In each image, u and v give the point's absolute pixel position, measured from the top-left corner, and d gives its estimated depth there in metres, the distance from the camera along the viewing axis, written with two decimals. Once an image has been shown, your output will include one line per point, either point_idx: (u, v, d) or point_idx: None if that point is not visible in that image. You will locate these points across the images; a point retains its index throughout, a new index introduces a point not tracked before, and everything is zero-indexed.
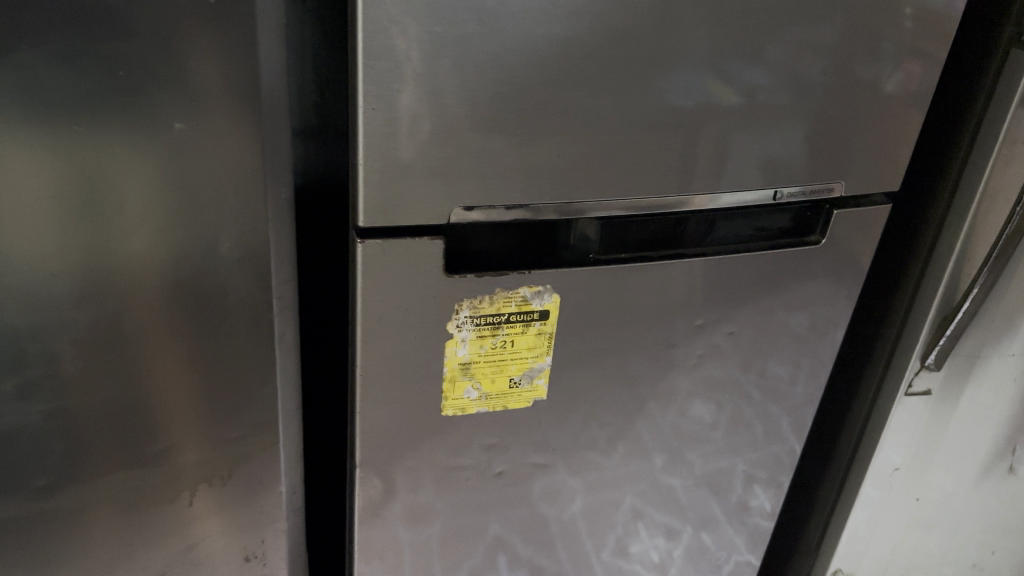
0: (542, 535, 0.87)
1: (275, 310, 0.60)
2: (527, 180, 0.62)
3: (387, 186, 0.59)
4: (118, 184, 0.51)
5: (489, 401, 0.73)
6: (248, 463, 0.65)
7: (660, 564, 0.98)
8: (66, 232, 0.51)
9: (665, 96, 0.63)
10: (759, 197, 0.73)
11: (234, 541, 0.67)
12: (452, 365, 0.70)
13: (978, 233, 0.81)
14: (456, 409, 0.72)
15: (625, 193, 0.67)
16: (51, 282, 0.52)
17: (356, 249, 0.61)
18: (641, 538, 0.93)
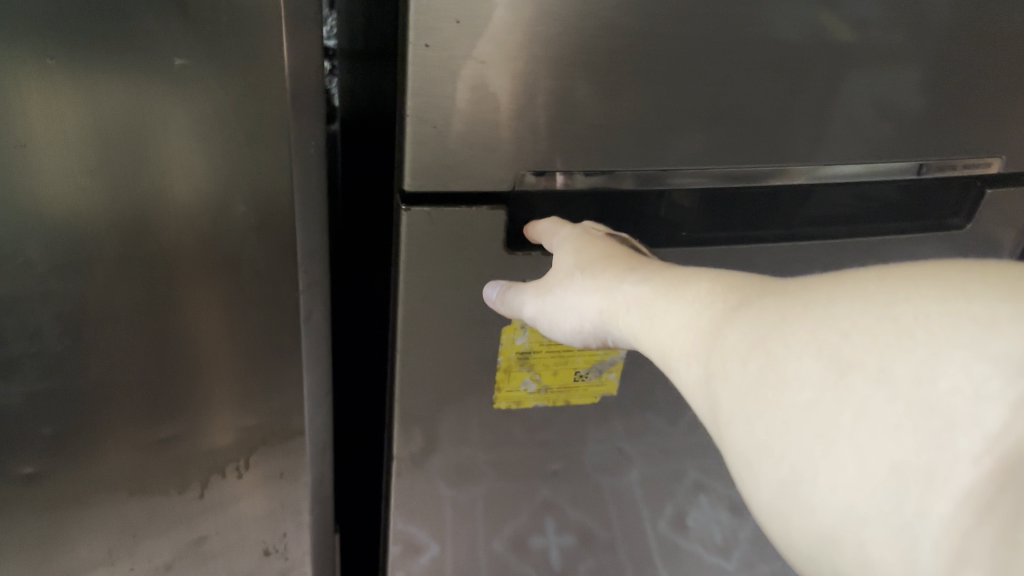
0: (594, 498, 0.74)
1: (301, 288, 0.50)
2: (611, 140, 0.51)
3: (439, 143, 0.48)
4: (151, 127, 0.42)
5: (550, 393, 0.65)
6: (269, 454, 0.57)
7: (722, 544, 0.82)
8: (97, 183, 0.42)
9: (767, 26, 0.49)
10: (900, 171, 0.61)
11: (253, 533, 0.60)
12: (508, 354, 0.60)
13: None
14: (510, 402, 0.64)
15: (727, 159, 0.55)
16: (80, 241, 0.44)
17: (401, 217, 0.51)
18: (703, 508, 0.78)
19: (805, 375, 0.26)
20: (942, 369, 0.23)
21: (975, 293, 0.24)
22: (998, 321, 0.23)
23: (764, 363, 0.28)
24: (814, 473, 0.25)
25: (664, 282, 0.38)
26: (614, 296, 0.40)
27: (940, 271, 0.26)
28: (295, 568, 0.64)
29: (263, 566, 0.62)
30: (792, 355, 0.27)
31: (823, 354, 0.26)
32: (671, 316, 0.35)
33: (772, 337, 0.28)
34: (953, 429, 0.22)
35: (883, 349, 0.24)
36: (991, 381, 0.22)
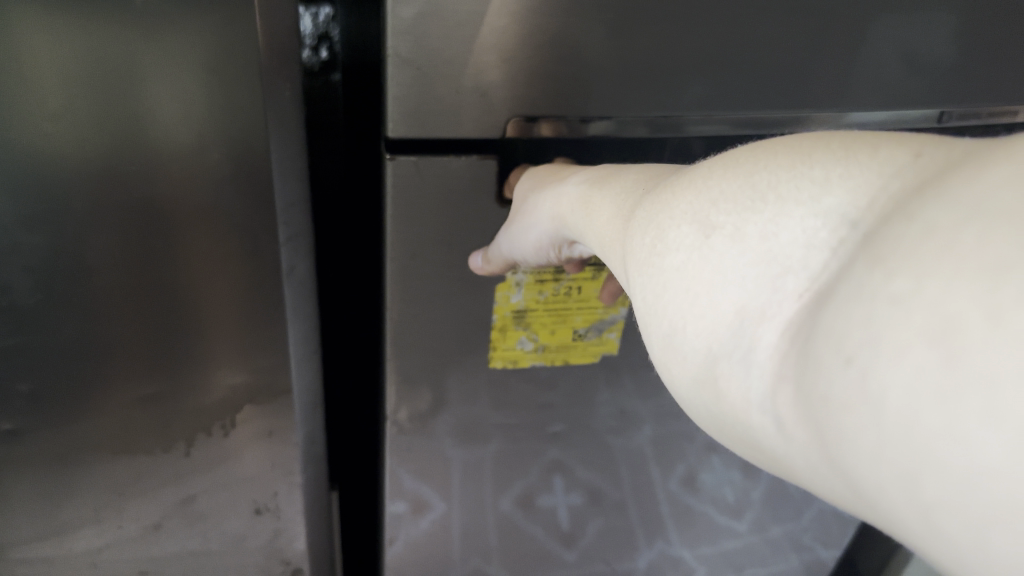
0: (604, 457, 0.72)
1: (282, 240, 0.48)
2: (612, 86, 0.48)
3: (424, 85, 0.45)
4: (110, 68, 0.39)
5: (547, 354, 0.63)
6: (255, 411, 0.55)
7: (735, 506, 0.80)
8: (54, 128, 0.40)
9: None
10: (918, 118, 0.57)
11: (243, 492, 0.59)
12: (503, 313, 0.58)
13: None
14: (505, 361, 0.62)
15: (736, 106, 0.51)
16: (39, 191, 0.41)
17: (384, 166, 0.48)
18: (716, 469, 0.76)
19: (675, 233, 0.23)
20: (783, 223, 0.19)
21: (819, 155, 0.20)
22: (841, 167, 0.19)
23: (652, 238, 0.24)
24: (681, 324, 0.22)
25: (602, 178, 0.35)
26: (563, 200, 0.38)
27: (809, 136, 0.21)
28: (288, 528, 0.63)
29: (255, 526, 0.61)
30: (671, 218, 0.23)
31: (696, 217, 0.22)
32: (602, 203, 0.32)
33: (665, 192, 0.25)
34: (783, 272, 0.19)
35: (741, 209, 0.21)
36: (821, 225, 0.18)
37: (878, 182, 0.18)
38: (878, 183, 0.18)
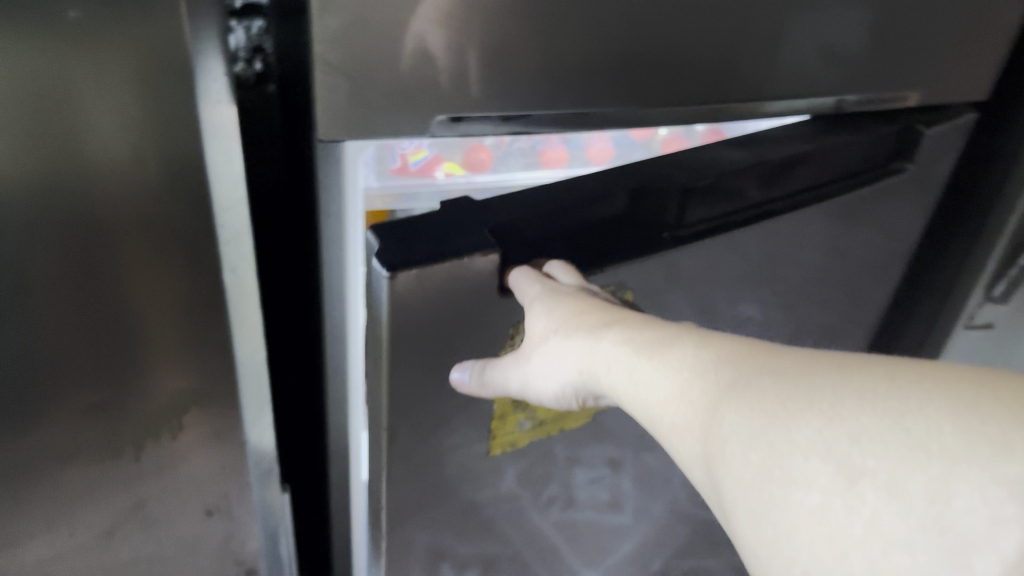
0: (479, 521, 0.67)
1: (220, 242, 0.50)
2: (534, 85, 0.50)
3: (351, 94, 0.46)
4: (48, 85, 0.40)
5: (542, 428, 0.62)
6: (201, 414, 0.56)
7: (612, 502, 0.73)
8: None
9: None
10: (818, 102, 0.61)
11: (194, 496, 0.60)
12: (500, 401, 0.58)
13: None
14: (506, 445, 0.61)
15: (651, 101, 0.55)
16: None
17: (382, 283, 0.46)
18: (583, 483, 0.69)
19: (790, 463, 0.34)
20: (954, 487, 0.31)
21: (968, 423, 0.32)
22: (951, 424, 0.32)
23: (773, 460, 0.35)
24: (805, 558, 0.33)
25: (645, 343, 0.45)
26: (595, 353, 0.47)
27: (946, 389, 0.34)
28: (240, 529, 0.64)
29: (208, 529, 0.62)
30: (790, 451, 0.35)
31: (831, 458, 0.33)
32: (664, 379, 0.42)
33: (774, 429, 0.36)
34: (970, 549, 0.29)
35: (897, 461, 0.32)
36: (994, 501, 0.30)
37: (990, 481, 0.30)
38: (993, 499, 0.30)
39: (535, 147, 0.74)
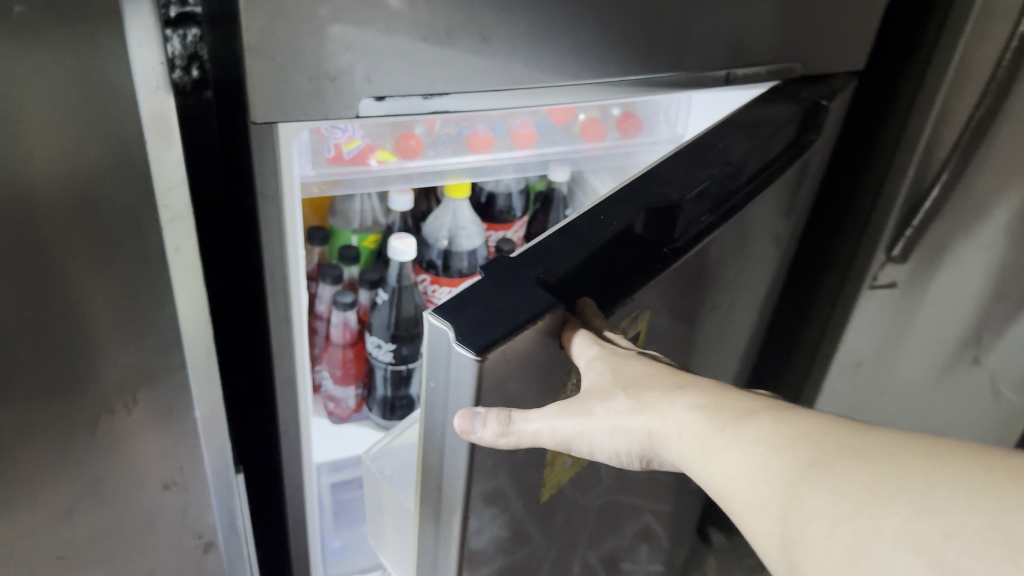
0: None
1: (164, 223, 0.53)
2: (451, 67, 0.54)
3: (279, 77, 0.50)
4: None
5: (579, 460, 0.61)
6: (153, 389, 0.60)
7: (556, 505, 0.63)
8: None
9: None
10: (706, 79, 0.67)
11: (150, 469, 0.63)
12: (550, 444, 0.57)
13: (945, 122, 0.81)
14: (551, 489, 0.61)
15: (561, 79, 0.59)
16: None
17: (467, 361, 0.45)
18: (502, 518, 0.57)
19: (881, 557, 0.34)
20: None
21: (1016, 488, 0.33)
22: None
23: (855, 543, 0.35)
24: None
25: (722, 416, 0.44)
26: (668, 418, 0.46)
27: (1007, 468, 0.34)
28: (196, 502, 0.67)
29: (164, 502, 0.66)
30: (880, 539, 0.34)
31: (921, 548, 0.33)
32: (736, 463, 0.42)
33: (857, 515, 0.35)
34: None
35: (977, 549, 0.32)
36: None
37: None
38: None
39: (461, 132, 0.77)
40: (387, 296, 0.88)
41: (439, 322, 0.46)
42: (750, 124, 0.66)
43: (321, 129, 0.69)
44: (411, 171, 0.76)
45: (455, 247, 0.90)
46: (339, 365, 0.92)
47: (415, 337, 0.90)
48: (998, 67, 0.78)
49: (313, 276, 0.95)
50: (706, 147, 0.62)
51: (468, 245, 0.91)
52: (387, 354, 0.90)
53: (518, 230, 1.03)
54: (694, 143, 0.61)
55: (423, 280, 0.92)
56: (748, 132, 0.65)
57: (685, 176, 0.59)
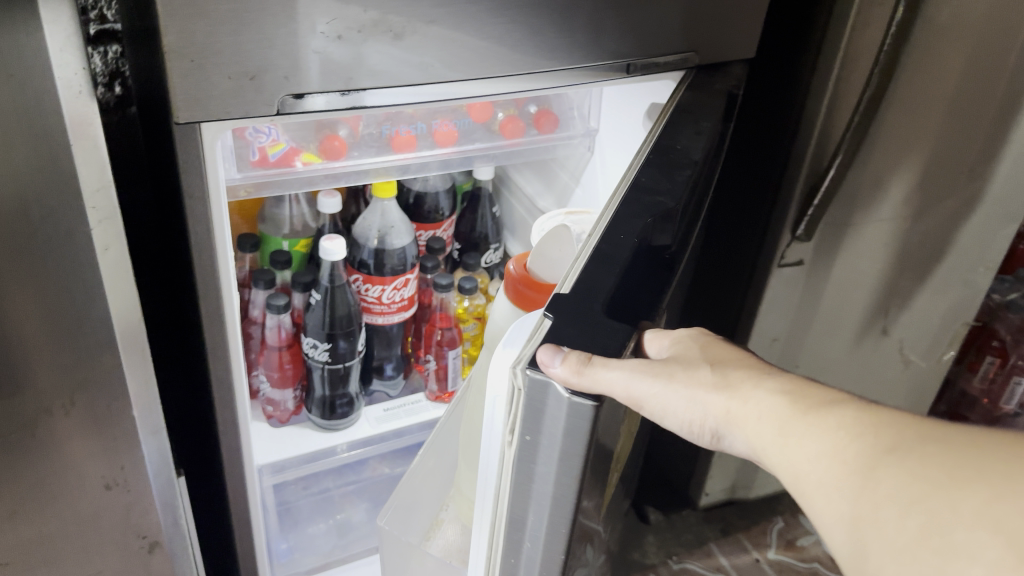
0: None
1: (94, 223, 0.55)
2: (365, 64, 0.57)
3: (199, 76, 0.52)
4: None
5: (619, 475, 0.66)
6: (90, 390, 0.61)
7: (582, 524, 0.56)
8: None
9: None
10: (607, 70, 0.71)
11: (91, 471, 0.64)
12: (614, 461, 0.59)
13: (839, 106, 0.87)
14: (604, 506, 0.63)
15: (472, 74, 0.62)
16: None
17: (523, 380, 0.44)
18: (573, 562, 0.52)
19: (954, 533, 0.31)
20: None
21: None
22: None
23: (929, 523, 0.32)
24: None
25: (800, 404, 0.42)
26: (748, 402, 0.44)
27: None
28: (140, 502, 0.68)
29: (108, 502, 0.67)
30: (950, 520, 0.32)
31: (999, 531, 0.30)
32: (814, 446, 0.39)
33: (935, 495, 0.33)
34: None
35: None
36: None
37: None
38: None
39: (384, 133, 0.81)
40: (318, 297, 0.89)
41: (541, 374, 0.43)
42: (691, 122, 0.69)
43: (244, 131, 0.73)
44: (338, 172, 0.78)
45: (384, 246, 0.93)
46: (275, 367, 0.93)
47: (348, 334, 0.91)
48: (882, 51, 0.83)
49: (245, 282, 0.96)
50: (666, 149, 0.64)
51: (398, 243, 0.94)
52: (323, 353, 0.91)
53: (446, 228, 1.06)
54: (656, 148, 0.64)
55: (355, 279, 0.94)
56: (694, 130, 0.68)
57: (670, 181, 0.60)
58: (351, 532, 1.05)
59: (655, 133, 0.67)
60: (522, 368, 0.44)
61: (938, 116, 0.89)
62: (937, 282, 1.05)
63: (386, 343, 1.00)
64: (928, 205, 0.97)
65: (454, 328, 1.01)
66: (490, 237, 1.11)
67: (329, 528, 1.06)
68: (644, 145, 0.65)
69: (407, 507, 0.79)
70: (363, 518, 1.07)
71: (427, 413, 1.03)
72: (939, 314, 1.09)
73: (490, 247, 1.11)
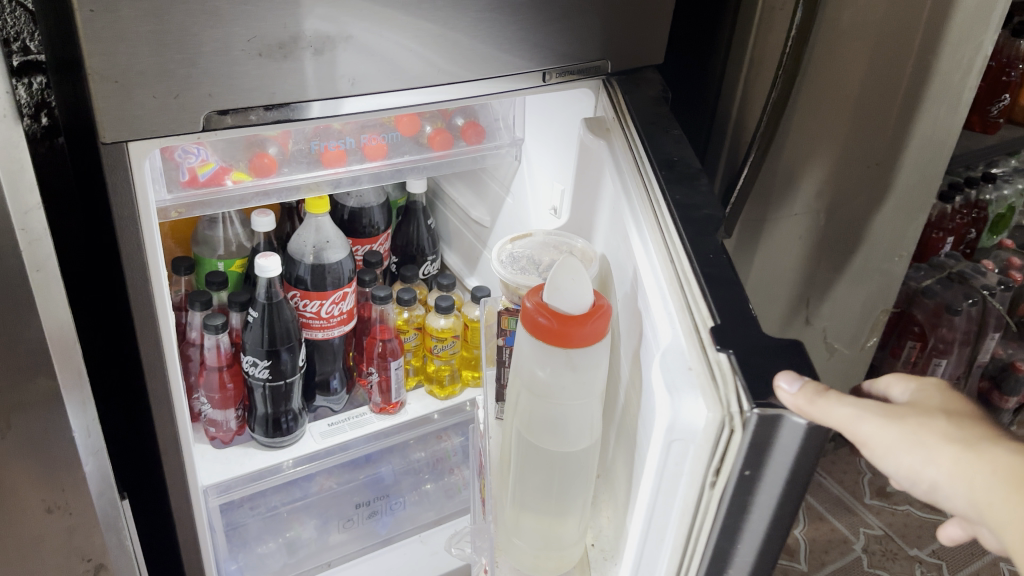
0: None
1: (24, 245, 0.55)
2: (286, 79, 0.59)
3: (124, 96, 0.53)
4: None
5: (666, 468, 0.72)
6: (25, 413, 0.60)
7: None
8: None
9: None
10: (526, 79, 0.72)
11: (31, 495, 0.64)
12: None
13: (750, 101, 0.94)
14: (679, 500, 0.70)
15: (394, 85, 0.65)
16: None
17: (747, 420, 0.44)
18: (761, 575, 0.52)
19: None
20: None
21: None
22: None
23: None
24: None
25: None
26: (985, 459, 0.39)
27: None
28: (83, 523, 0.68)
29: (50, 525, 0.67)
30: None
31: None
32: None
33: None
34: None
35: None
36: None
37: None
38: None
39: (314, 148, 0.82)
40: (256, 315, 0.90)
41: (774, 409, 0.44)
42: (662, 132, 0.69)
43: (173, 152, 0.75)
44: (269, 189, 0.80)
45: (321, 261, 0.94)
46: (216, 388, 0.94)
47: (289, 349, 0.92)
48: (785, 51, 0.88)
49: (181, 306, 0.97)
50: (675, 164, 0.65)
51: (334, 258, 0.95)
52: (263, 371, 0.92)
53: (382, 242, 1.08)
54: (657, 162, 0.65)
55: (293, 295, 0.96)
56: (672, 140, 0.69)
57: (701, 194, 0.62)
58: (301, 549, 1.07)
59: (640, 149, 0.68)
60: (750, 408, 0.44)
61: (846, 111, 0.94)
62: (855, 270, 1.08)
63: (327, 357, 1.01)
64: (839, 199, 1.01)
65: (394, 338, 1.02)
66: (427, 249, 1.13)
67: (279, 547, 1.06)
68: (645, 163, 0.66)
69: None
70: (312, 534, 1.08)
71: (372, 425, 1.04)
72: (858, 302, 1.13)
73: (427, 260, 1.14)
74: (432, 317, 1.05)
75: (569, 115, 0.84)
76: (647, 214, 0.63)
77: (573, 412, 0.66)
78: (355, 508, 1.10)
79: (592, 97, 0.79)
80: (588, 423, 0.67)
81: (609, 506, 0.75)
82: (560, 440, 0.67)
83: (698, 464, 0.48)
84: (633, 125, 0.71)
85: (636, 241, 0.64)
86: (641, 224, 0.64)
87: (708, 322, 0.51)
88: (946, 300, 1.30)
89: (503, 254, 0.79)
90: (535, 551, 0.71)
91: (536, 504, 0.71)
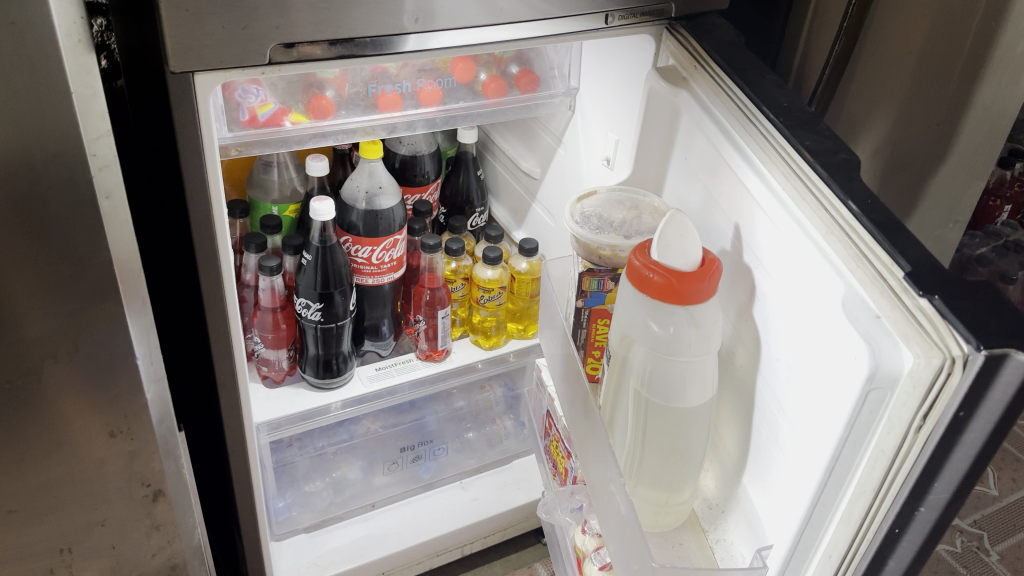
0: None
1: (93, 168, 0.56)
2: (348, 12, 0.59)
3: (192, 24, 0.54)
4: None
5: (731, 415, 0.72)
6: (93, 337, 0.62)
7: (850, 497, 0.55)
8: None
9: None
10: (585, 21, 0.71)
11: (94, 418, 0.67)
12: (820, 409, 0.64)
13: (817, 37, 0.94)
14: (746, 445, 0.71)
15: (455, 22, 0.64)
16: None
17: (969, 361, 0.42)
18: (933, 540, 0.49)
19: None
20: None
21: None
22: None
23: None
24: None
25: None
26: None
27: None
28: (144, 448, 0.71)
29: (112, 448, 0.69)
30: None
31: None
32: None
33: None
34: None
35: None
36: None
37: None
38: None
39: (371, 92, 0.83)
40: (310, 257, 0.91)
41: (998, 350, 0.42)
42: (758, 78, 0.65)
43: (233, 92, 0.75)
44: (326, 131, 0.81)
45: (374, 207, 0.95)
46: (269, 328, 0.96)
47: (341, 292, 0.93)
48: None
49: (237, 248, 0.98)
50: (788, 110, 0.61)
51: (386, 204, 0.95)
52: (315, 313, 0.93)
53: (431, 192, 1.09)
54: (771, 110, 0.61)
55: (345, 240, 0.97)
56: (772, 85, 0.65)
57: (822, 137, 0.59)
58: (346, 489, 1.09)
59: (742, 96, 0.64)
60: (975, 349, 0.42)
61: (908, 68, 0.91)
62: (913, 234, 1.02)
63: (376, 303, 1.02)
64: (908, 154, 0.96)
65: (443, 287, 1.03)
66: (475, 201, 1.13)
67: (325, 487, 1.09)
68: (754, 112, 0.62)
69: (602, 496, 0.69)
70: (357, 475, 1.10)
71: (418, 372, 1.06)
72: None
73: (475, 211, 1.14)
74: (479, 268, 1.05)
75: (642, 56, 0.79)
76: (775, 158, 0.59)
77: (699, 367, 0.65)
78: (399, 451, 1.11)
79: (654, 44, 0.76)
80: (708, 383, 0.66)
81: (712, 463, 0.73)
82: (680, 402, 0.66)
83: (902, 410, 0.46)
84: (721, 68, 0.66)
85: (760, 188, 0.60)
86: (761, 167, 0.60)
87: (896, 270, 0.48)
88: (1001, 268, 1.28)
89: (574, 214, 0.77)
90: (654, 506, 0.71)
91: (654, 461, 0.69)
